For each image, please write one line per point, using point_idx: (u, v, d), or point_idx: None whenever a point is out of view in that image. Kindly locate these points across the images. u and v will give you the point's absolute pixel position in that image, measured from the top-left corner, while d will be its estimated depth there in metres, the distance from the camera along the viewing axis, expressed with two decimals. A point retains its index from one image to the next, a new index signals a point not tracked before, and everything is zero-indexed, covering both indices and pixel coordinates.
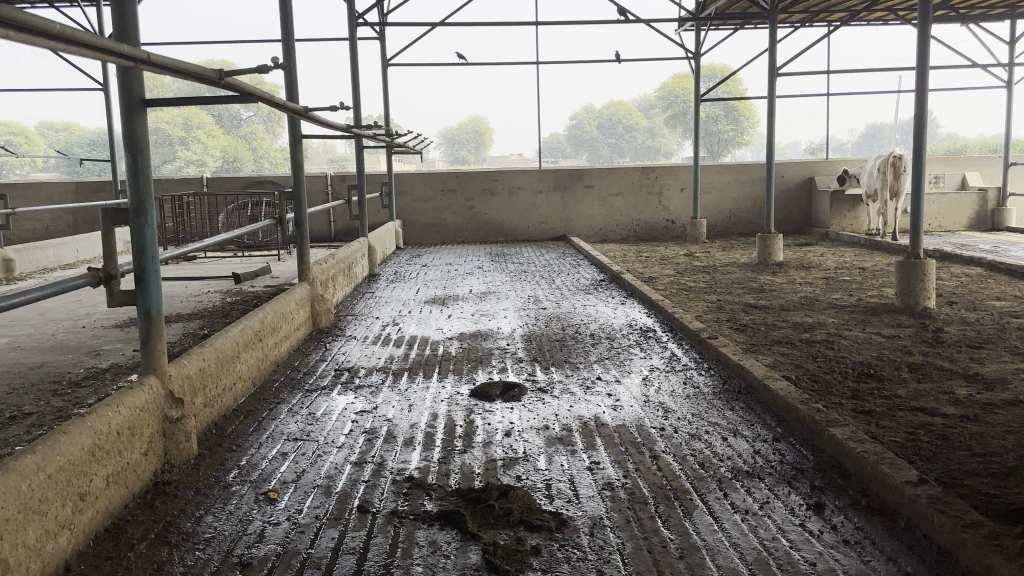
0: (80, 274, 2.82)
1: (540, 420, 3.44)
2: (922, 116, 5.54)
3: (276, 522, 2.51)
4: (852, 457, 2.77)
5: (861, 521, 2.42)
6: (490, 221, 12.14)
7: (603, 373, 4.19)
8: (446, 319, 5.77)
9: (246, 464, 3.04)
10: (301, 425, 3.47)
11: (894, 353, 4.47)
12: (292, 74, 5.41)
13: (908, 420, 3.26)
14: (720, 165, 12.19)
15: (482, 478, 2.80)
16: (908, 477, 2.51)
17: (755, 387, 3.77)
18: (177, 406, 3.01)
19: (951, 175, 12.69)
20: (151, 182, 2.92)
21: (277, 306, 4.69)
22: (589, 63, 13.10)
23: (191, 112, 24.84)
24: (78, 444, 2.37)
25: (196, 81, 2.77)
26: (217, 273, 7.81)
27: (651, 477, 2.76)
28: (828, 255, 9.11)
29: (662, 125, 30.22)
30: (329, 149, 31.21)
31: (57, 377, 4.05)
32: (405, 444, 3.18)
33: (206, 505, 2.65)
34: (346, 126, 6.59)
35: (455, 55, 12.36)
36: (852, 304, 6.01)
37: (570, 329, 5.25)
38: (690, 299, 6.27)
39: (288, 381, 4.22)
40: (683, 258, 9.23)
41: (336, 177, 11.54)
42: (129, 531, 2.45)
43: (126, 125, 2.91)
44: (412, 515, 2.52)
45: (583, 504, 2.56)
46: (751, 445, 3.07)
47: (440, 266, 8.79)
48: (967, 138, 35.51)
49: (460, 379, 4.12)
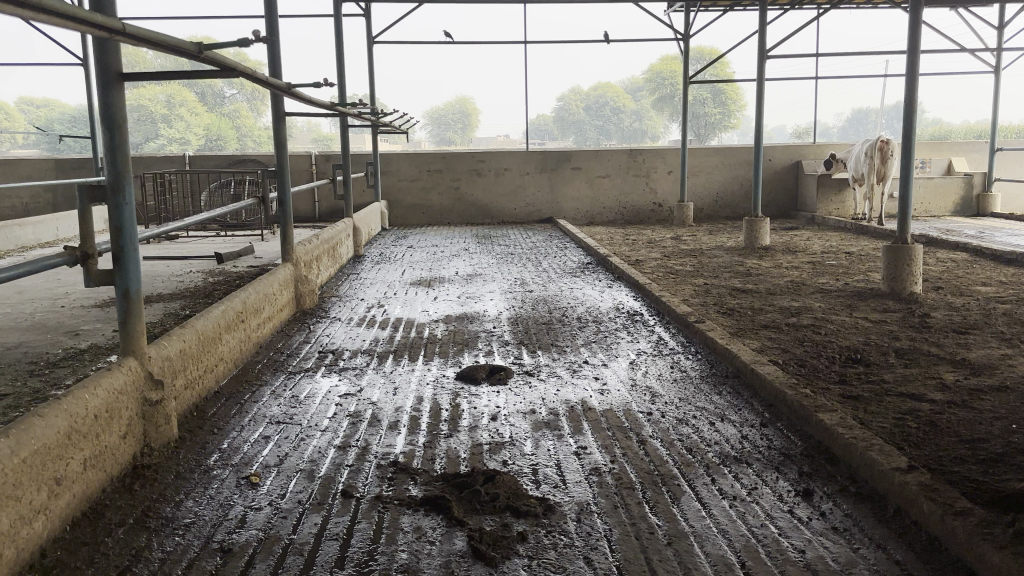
0: (55, 253, 2.75)
1: (527, 403, 3.40)
2: (913, 99, 5.51)
3: (258, 507, 2.47)
4: (840, 443, 2.76)
5: (850, 508, 2.40)
6: (476, 202, 12.06)
7: (590, 357, 4.16)
8: (432, 301, 5.72)
9: (228, 447, 2.99)
10: (284, 408, 3.43)
11: (881, 338, 4.46)
12: (276, 50, 5.30)
13: (896, 405, 3.25)
14: (708, 149, 12.16)
15: (467, 462, 2.76)
16: (897, 463, 2.49)
17: (743, 372, 3.75)
18: (157, 388, 2.95)
19: (937, 161, 12.73)
20: (129, 160, 2.86)
21: (261, 288, 4.62)
22: (578, 43, 12.98)
23: (175, 91, 24.55)
24: (53, 428, 2.31)
25: (173, 54, 2.67)
26: (200, 253, 7.71)
27: (637, 462, 2.74)
28: (814, 239, 9.12)
29: (649, 107, 30.11)
30: (315, 128, 30.93)
31: (35, 357, 3.98)
32: (390, 428, 3.13)
33: (186, 490, 2.60)
34: (331, 104, 6.49)
35: (442, 34, 12.21)
36: (838, 289, 6.01)
37: (557, 312, 5.22)
38: (678, 283, 6.24)
39: (270, 363, 4.16)
40: (671, 241, 9.21)
41: (321, 157, 11.41)
42: (106, 516, 2.40)
43: (103, 98, 2.82)
44: (397, 500, 2.48)
45: (570, 490, 2.53)
46: (738, 430, 3.05)
47: (426, 247, 8.73)
48: (952, 125, 35.71)
49: (446, 363, 4.07)
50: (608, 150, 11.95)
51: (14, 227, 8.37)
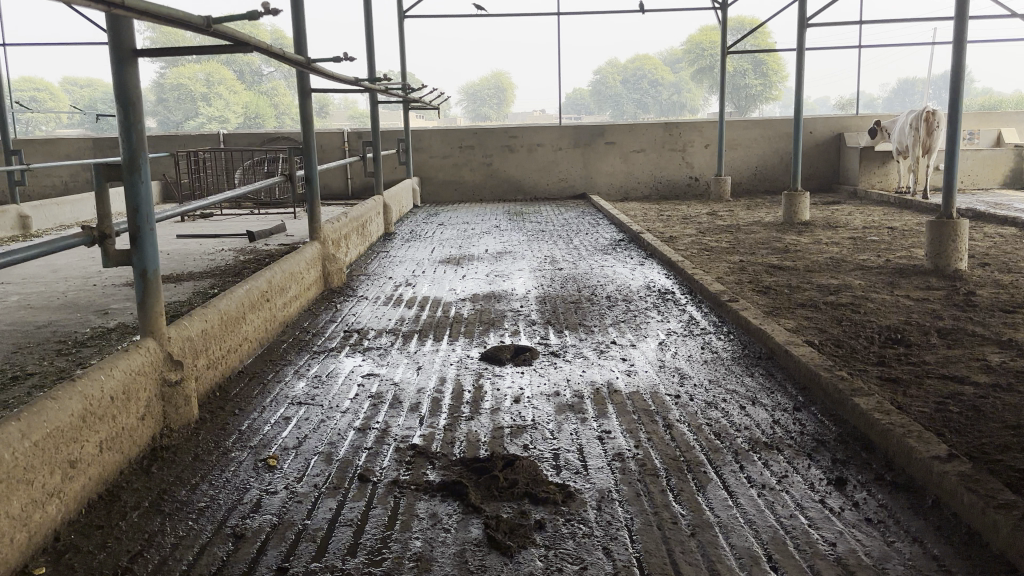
0: (73, 233, 2.73)
1: (551, 385, 3.33)
2: (960, 69, 5.26)
3: (274, 491, 2.43)
4: (877, 429, 2.64)
5: (886, 498, 2.28)
6: (508, 178, 11.95)
7: (618, 337, 4.06)
8: (460, 279, 5.65)
9: (248, 428, 2.95)
10: (306, 388, 3.40)
11: (922, 317, 4.29)
12: (300, 25, 5.23)
13: (937, 389, 3.11)
14: (746, 121, 11.88)
15: (488, 446, 2.70)
16: (936, 451, 2.37)
17: (777, 353, 3.62)
18: (177, 368, 2.93)
19: (986, 132, 12.29)
20: (144, 139, 2.82)
21: (287, 266, 4.60)
22: (612, 14, 12.71)
23: (213, 68, 24.74)
24: (66, 411, 2.29)
25: (183, 29, 2.59)
26: (232, 230, 7.74)
27: (663, 448, 2.65)
28: (855, 214, 8.86)
29: (688, 79, 29.58)
30: (350, 104, 30.98)
31: (63, 336, 4.00)
32: (411, 410, 3.08)
33: (203, 472, 2.57)
34: (357, 80, 6.40)
35: (474, 7, 12.05)
36: (879, 265, 5.81)
37: (586, 291, 5.12)
38: (711, 260, 6.09)
39: (296, 343, 4.13)
40: (707, 217, 9.02)
41: (353, 134, 11.37)
42: (122, 499, 2.38)
43: (117, 76, 2.76)
44: (413, 485, 2.42)
45: (591, 476, 2.45)
46: (769, 414, 2.95)
47: (457, 224, 8.68)
48: (1002, 93, 34.56)
49: (471, 343, 4.00)
50: (643, 124, 11.74)
51: (53, 205, 8.48)
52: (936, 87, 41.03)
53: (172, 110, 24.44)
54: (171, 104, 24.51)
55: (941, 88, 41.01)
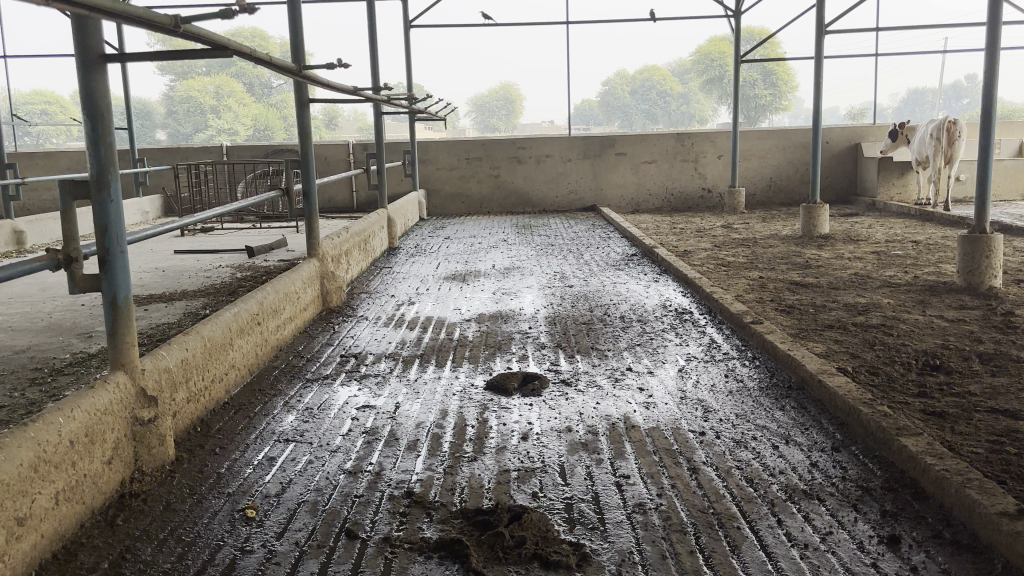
0: (35, 257, 2.44)
1: (563, 420, 3.03)
2: (993, 76, 4.97)
3: (250, 549, 2.15)
4: (930, 476, 2.34)
5: (947, 561, 1.99)
6: (516, 190, 11.70)
7: (634, 363, 3.77)
8: (467, 297, 5.37)
9: (229, 470, 2.68)
10: (296, 422, 3.12)
11: (961, 341, 3.98)
12: (299, 32, 4.99)
13: (989, 425, 2.81)
14: (761, 131, 11.58)
15: (492, 495, 2.41)
16: (1004, 505, 2.07)
17: (809, 383, 3.33)
18: (150, 405, 2.66)
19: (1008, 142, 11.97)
20: (115, 153, 2.55)
21: (280, 287, 4.32)
22: (623, 22, 12.48)
23: (222, 80, 24.16)
24: (15, 461, 2.01)
25: (148, 29, 2.32)
26: (232, 245, 7.50)
27: (689, 498, 2.36)
28: (876, 226, 8.57)
29: (697, 91, 29.96)
30: (359, 117, 30.74)
31: (41, 363, 3.73)
32: (408, 450, 2.79)
33: (172, 526, 2.29)
34: (357, 92, 6.14)
35: (482, 16, 11.86)
36: (908, 283, 5.49)
37: (598, 310, 4.84)
38: (729, 276, 5.80)
39: (288, 369, 3.86)
40: (721, 230, 8.74)
41: (358, 146, 11.15)
42: (78, 559, 2.11)
43: (84, 84, 2.50)
44: (407, 543, 2.14)
45: (610, 533, 2.16)
46: (807, 457, 2.65)
47: (464, 238, 8.46)
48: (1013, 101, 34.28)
49: (476, 370, 3.73)
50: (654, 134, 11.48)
51: (51, 220, 8.25)
52: (948, 97, 40.84)
53: (183, 123, 24.77)
54: (181, 116, 24.91)
55: (954, 97, 40.80)
